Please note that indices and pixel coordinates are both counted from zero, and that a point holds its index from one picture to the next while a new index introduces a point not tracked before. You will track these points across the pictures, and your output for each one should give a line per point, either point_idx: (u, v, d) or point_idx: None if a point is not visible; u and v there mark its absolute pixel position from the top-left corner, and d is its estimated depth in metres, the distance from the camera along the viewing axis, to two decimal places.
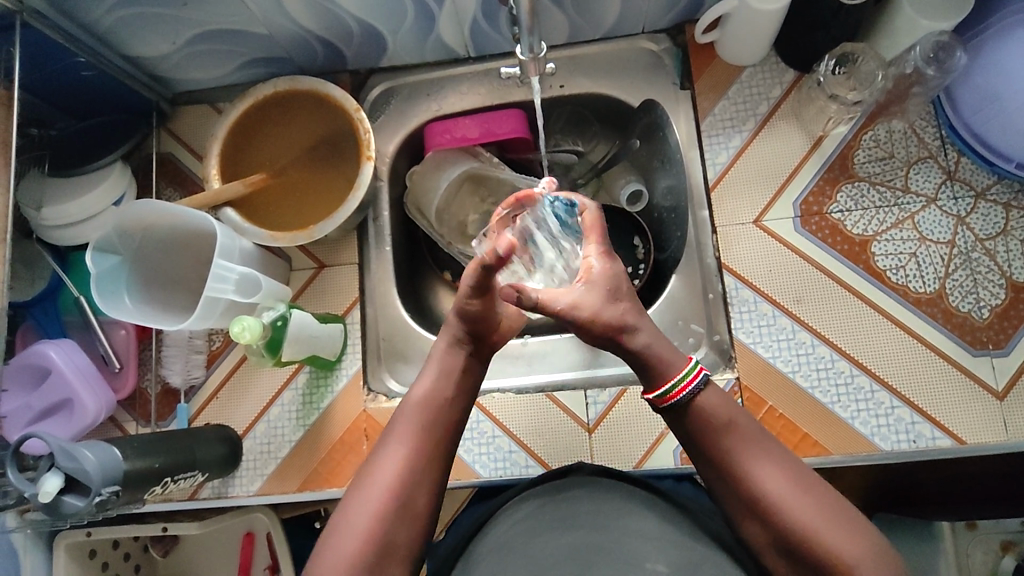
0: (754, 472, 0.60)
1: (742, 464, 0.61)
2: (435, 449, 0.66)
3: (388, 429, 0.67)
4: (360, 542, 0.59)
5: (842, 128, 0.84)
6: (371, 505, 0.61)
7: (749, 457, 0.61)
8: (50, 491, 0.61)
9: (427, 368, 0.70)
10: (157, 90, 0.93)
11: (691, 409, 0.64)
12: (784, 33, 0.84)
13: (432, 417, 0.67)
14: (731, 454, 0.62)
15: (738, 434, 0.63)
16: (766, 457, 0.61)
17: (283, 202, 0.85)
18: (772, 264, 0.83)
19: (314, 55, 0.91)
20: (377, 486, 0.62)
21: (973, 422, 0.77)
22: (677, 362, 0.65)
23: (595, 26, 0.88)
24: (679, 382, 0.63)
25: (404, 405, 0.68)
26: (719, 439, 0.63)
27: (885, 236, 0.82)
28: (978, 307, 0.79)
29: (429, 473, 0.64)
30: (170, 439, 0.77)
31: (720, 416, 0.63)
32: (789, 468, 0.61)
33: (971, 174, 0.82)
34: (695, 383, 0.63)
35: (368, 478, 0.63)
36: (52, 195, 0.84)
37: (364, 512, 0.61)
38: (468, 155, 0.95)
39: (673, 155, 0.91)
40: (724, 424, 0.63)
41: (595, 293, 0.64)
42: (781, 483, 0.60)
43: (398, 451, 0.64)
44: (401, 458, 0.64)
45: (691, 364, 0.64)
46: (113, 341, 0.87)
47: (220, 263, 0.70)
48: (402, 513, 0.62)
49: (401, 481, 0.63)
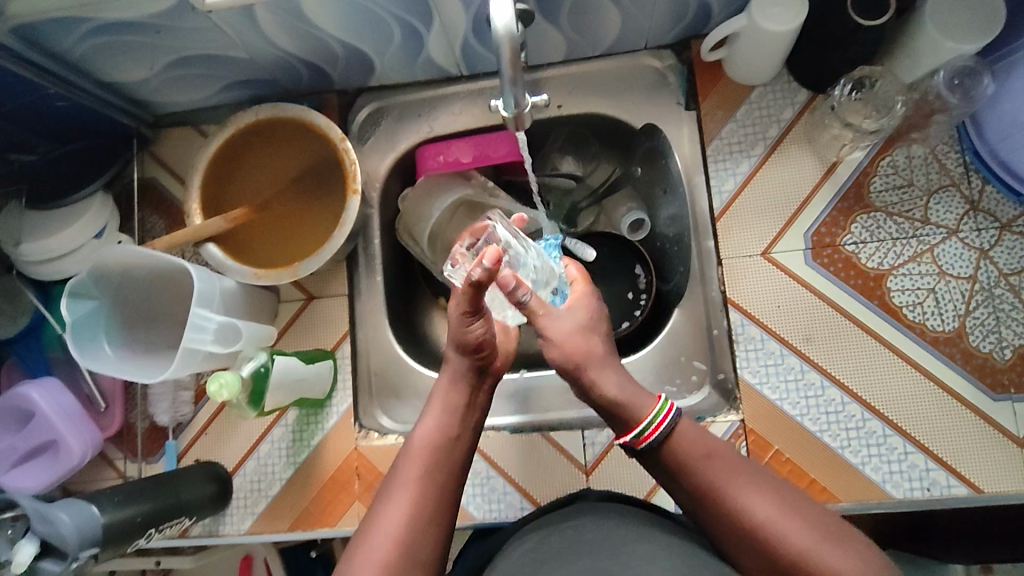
0: (741, 502, 0.56)
1: (725, 492, 0.57)
2: (443, 493, 0.62)
3: (393, 474, 0.63)
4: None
5: (859, 154, 0.79)
6: (377, 559, 0.57)
7: (733, 487, 0.57)
8: (24, 560, 0.59)
9: (429, 407, 0.66)
10: (138, 115, 0.90)
11: (664, 446, 0.60)
12: (797, 52, 0.78)
13: (437, 459, 0.63)
14: (714, 486, 0.57)
15: (715, 466, 0.58)
16: (751, 484, 0.57)
17: (268, 237, 0.81)
18: (781, 299, 0.79)
19: (299, 76, 0.86)
20: (384, 539, 0.58)
21: (991, 470, 0.73)
22: (643, 403, 0.61)
23: (594, 43, 0.83)
24: (653, 421, 0.60)
25: (407, 448, 0.64)
26: (697, 469, 0.58)
27: (902, 270, 0.77)
28: (1000, 347, 0.75)
29: (438, 520, 0.61)
30: (154, 484, 0.75)
31: (694, 447, 0.59)
32: (776, 494, 0.57)
33: (996, 204, 0.77)
34: (667, 421, 0.60)
35: (370, 526, 0.60)
36: (29, 230, 0.81)
37: (368, 565, 0.57)
38: (461, 178, 0.91)
39: (676, 182, 0.86)
40: (701, 456, 0.59)
41: (576, 319, 0.65)
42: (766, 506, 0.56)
43: (405, 500, 0.60)
44: (408, 501, 0.60)
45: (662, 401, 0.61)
46: (99, 379, 0.85)
47: (197, 312, 0.67)
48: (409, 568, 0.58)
49: (409, 532, 0.59)
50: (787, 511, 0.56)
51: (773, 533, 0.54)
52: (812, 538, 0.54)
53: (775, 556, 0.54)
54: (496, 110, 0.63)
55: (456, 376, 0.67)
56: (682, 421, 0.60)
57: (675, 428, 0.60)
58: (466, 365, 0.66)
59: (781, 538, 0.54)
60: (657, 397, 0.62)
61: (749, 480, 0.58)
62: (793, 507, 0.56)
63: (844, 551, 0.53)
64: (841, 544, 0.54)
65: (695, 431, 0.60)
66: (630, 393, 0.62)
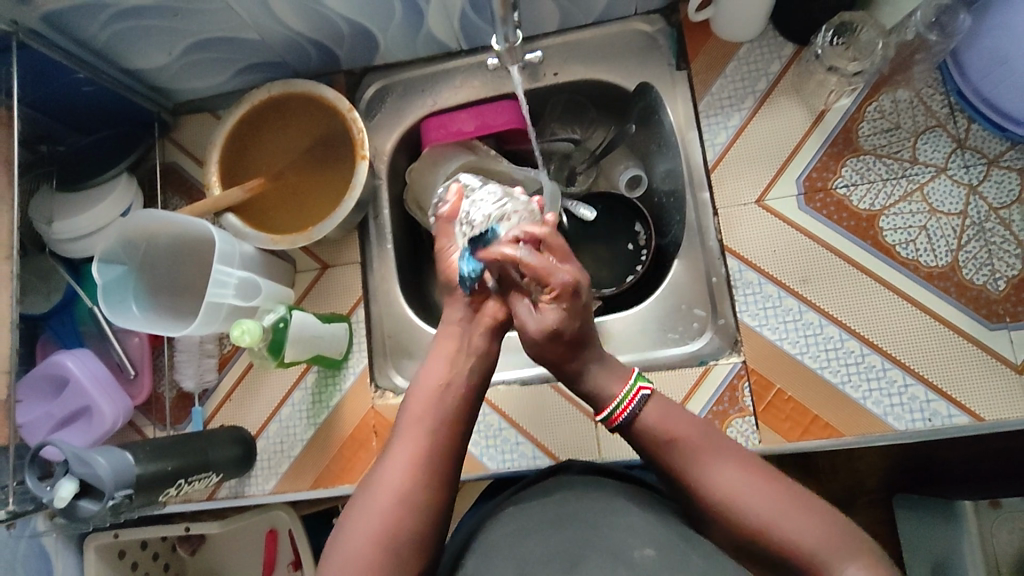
0: (706, 480, 0.60)
1: (695, 471, 0.60)
2: (440, 440, 0.63)
3: (396, 429, 0.65)
4: (371, 545, 0.57)
5: (845, 100, 0.82)
6: (381, 505, 0.59)
7: (700, 468, 0.60)
8: (65, 495, 0.64)
9: (429, 361, 0.68)
10: (159, 101, 0.95)
11: (636, 426, 0.64)
12: (781, 6, 0.82)
13: (436, 408, 0.64)
14: (684, 468, 0.61)
15: (683, 444, 0.62)
16: (715, 461, 0.60)
17: (282, 206, 0.86)
18: (777, 245, 0.81)
19: (308, 57, 0.91)
20: (388, 484, 0.60)
21: (992, 398, 0.74)
22: (611, 387, 0.66)
23: (586, 11, 0.87)
24: (620, 402, 0.64)
25: (409, 398, 0.66)
26: (666, 453, 0.62)
27: (893, 210, 0.79)
28: (994, 279, 0.76)
29: (440, 465, 0.62)
30: (183, 441, 0.78)
31: (661, 432, 0.63)
32: (739, 467, 0.60)
33: (982, 141, 0.79)
34: (635, 404, 0.64)
35: (375, 478, 0.61)
36: (61, 210, 0.86)
37: (373, 510, 0.59)
38: (465, 148, 0.94)
39: (669, 137, 0.90)
40: (666, 441, 0.62)
41: (544, 329, 0.63)
42: (731, 480, 0.59)
43: (407, 449, 0.62)
44: (409, 452, 0.62)
45: (630, 384, 0.65)
46: (128, 348, 0.89)
47: (219, 268, 0.72)
48: (413, 512, 0.59)
49: (410, 476, 0.60)
50: (753, 486, 0.58)
51: (734, 508, 0.58)
52: (771, 510, 0.57)
53: (740, 529, 0.57)
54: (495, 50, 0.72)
55: (454, 326, 0.70)
56: (647, 403, 0.64)
57: (648, 404, 0.64)
58: (461, 307, 0.70)
59: (743, 511, 0.57)
60: (627, 379, 0.66)
61: (715, 457, 0.61)
62: (754, 476, 0.59)
63: (801, 517, 0.56)
64: (805, 514, 0.56)
65: (664, 413, 0.63)
66: (601, 377, 0.66)
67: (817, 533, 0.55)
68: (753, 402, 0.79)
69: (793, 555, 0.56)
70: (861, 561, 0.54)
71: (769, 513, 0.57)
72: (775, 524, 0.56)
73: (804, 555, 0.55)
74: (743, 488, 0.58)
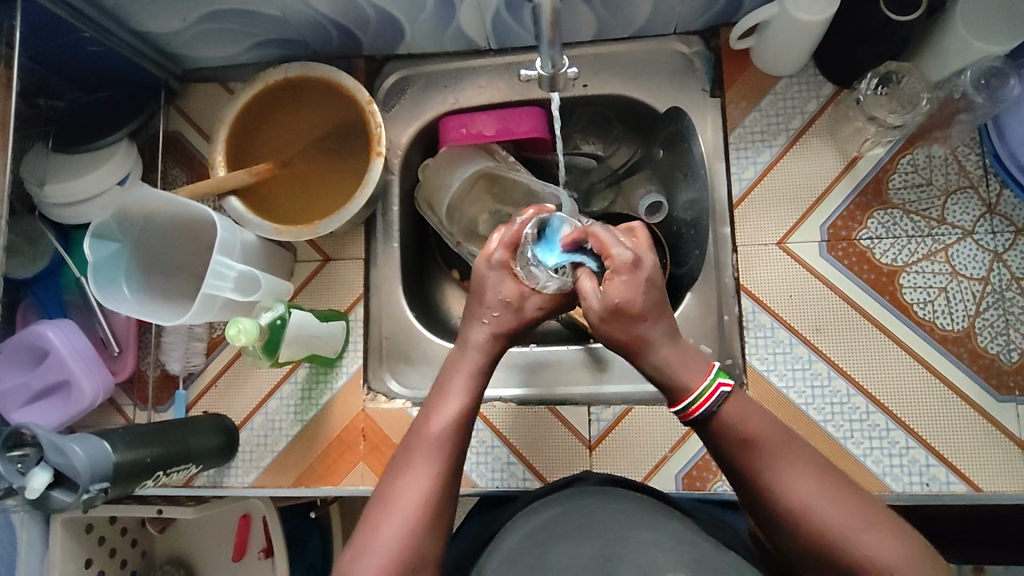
0: (781, 485, 0.53)
1: (771, 470, 0.54)
2: (457, 465, 0.58)
3: (408, 443, 0.59)
4: (392, 559, 0.52)
5: (879, 150, 0.80)
6: (394, 530, 0.54)
7: (775, 465, 0.54)
8: (37, 486, 0.62)
9: (450, 377, 0.63)
10: (167, 67, 0.91)
11: (717, 421, 0.56)
12: (826, 45, 0.79)
13: (457, 431, 0.59)
14: (758, 466, 0.54)
15: (760, 439, 0.55)
16: (793, 461, 0.54)
17: (288, 194, 0.83)
18: (793, 290, 0.79)
19: (329, 38, 0.87)
20: (404, 509, 0.55)
21: (991, 469, 0.73)
22: (690, 377, 0.58)
23: (625, 25, 0.84)
24: (698, 397, 0.57)
25: (425, 415, 0.60)
26: (744, 445, 0.55)
27: (915, 268, 0.77)
28: (1008, 350, 0.75)
29: (455, 487, 0.58)
30: (164, 429, 0.75)
31: (738, 424, 0.56)
32: (817, 473, 0.53)
33: (1012, 208, 0.77)
34: (713, 400, 0.57)
35: (390, 489, 0.56)
36: (55, 172, 0.82)
37: (395, 524, 0.54)
38: (484, 152, 0.91)
39: (697, 168, 0.85)
40: (744, 438, 0.55)
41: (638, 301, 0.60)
42: (807, 481, 0.53)
43: (425, 470, 0.57)
44: (427, 475, 0.56)
45: (709, 379, 0.57)
46: (114, 324, 0.86)
47: (220, 260, 0.69)
48: (428, 540, 0.54)
49: (426, 503, 0.55)
50: (828, 490, 0.52)
51: (810, 515, 0.51)
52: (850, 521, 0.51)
53: (815, 538, 0.51)
54: (530, 75, 0.67)
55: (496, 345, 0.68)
56: (726, 400, 0.57)
57: (727, 400, 0.57)
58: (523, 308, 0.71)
59: (822, 519, 0.51)
60: (706, 370, 0.58)
61: (793, 453, 0.54)
62: (835, 483, 0.53)
63: (877, 535, 0.50)
64: (881, 532, 0.50)
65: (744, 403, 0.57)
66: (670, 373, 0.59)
67: (897, 555, 0.49)
68: None
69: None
70: None
71: (847, 523, 0.51)
72: (849, 540, 0.50)
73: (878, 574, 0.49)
74: (821, 492, 0.52)
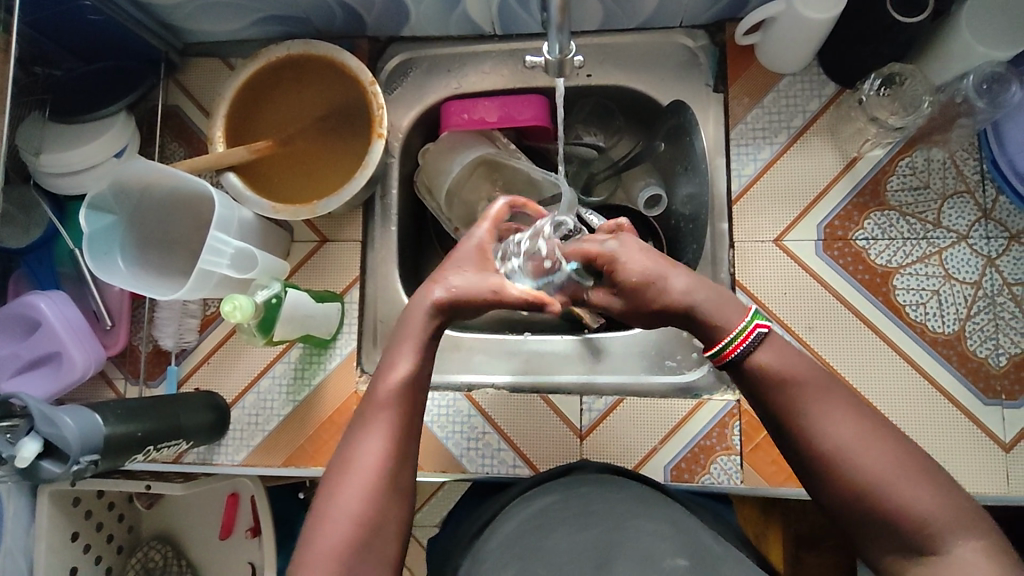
0: (820, 430, 0.51)
1: (810, 415, 0.52)
2: (408, 429, 0.56)
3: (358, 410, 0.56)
4: (355, 523, 0.51)
5: (879, 151, 0.80)
6: (350, 503, 0.52)
7: (814, 410, 0.52)
8: (27, 455, 0.61)
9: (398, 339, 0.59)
10: (168, 40, 0.89)
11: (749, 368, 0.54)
12: (830, 44, 0.79)
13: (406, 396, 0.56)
14: (795, 409, 0.53)
15: (799, 383, 0.53)
16: (833, 405, 0.52)
17: (286, 173, 0.83)
18: (788, 287, 0.80)
19: (333, 17, 0.86)
20: (358, 482, 0.53)
21: (975, 471, 0.74)
22: (728, 317, 0.55)
23: (631, 15, 0.84)
24: (732, 340, 0.54)
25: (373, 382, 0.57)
26: (782, 390, 0.53)
27: (909, 269, 0.78)
28: (996, 354, 0.76)
29: (409, 450, 0.56)
30: (155, 404, 0.75)
31: (777, 368, 0.54)
32: (858, 418, 0.52)
33: (1007, 214, 0.78)
34: (752, 339, 0.54)
35: (343, 462, 0.54)
36: (51, 142, 0.81)
37: (348, 498, 0.52)
38: (485, 139, 0.91)
39: (698, 162, 0.87)
40: (781, 383, 0.53)
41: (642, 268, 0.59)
42: (847, 425, 0.51)
43: (376, 440, 0.54)
44: (378, 445, 0.54)
45: (746, 320, 0.55)
46: (107, 297, 0.85)
47: (217, 236, 0.69)
48: (388, 508, 0.53)
49: (381, 473, 0.53)
50: (868, 436, 0.51)
51: (848, 460, 0.50)
52: (890, 469, 0.49)
53: (852, 484, 0.50)
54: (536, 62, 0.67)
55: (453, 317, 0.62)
56: (764, 343, 0.54)
57: (767, 339, 0.54)
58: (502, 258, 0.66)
59: (860, 465, 0.50)
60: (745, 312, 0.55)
61: (836, 398, 0.52)
62: (875, 430, 0.51)
63: (915, 482, 0.49)
64: (921, 480, 0.49)
65: (782, 348, 0.54)
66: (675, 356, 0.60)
67: (935, 503, 0.48)
68: (740, 441, 0.78)
69: (911, 523, 0.48)
70: (977, 539, 0.47)
71: (887, 469, 0.49)
72: (886, 486, 0.49)
73: (915, 522, 0.48)
74: (863, 437, 0.50)
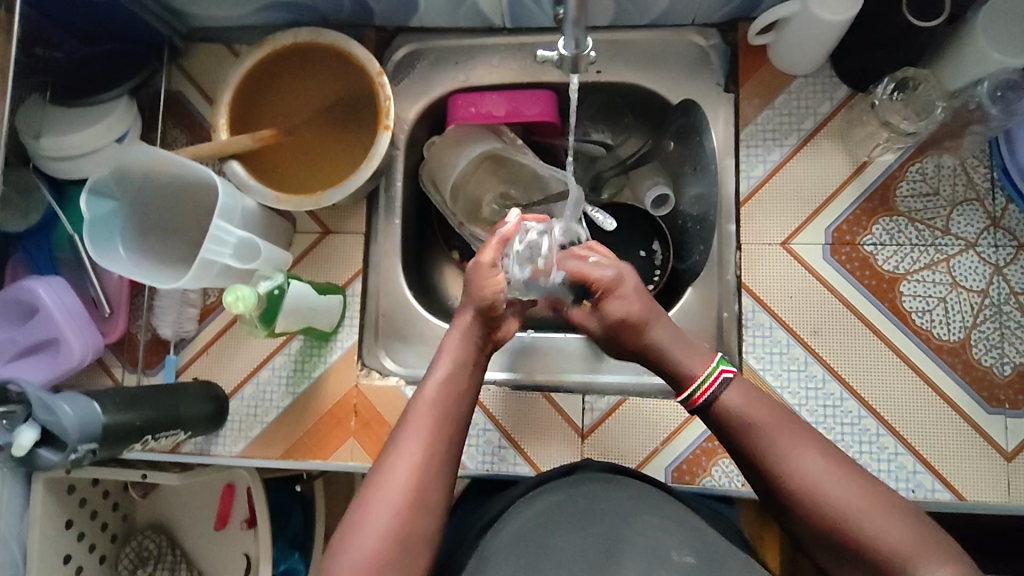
0: (789, 469, 0.58)
1: (781, 456, 0.58)
2: (447, 441, 0.61)
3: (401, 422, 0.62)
4: (390, 529, 0.56)
5: (889, 156, 0.80)
6: (387, 506, 0.56)
7: (783, 451, 0.59)
8: (24, 443, 0.61)
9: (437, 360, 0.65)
10: (172, 24, 0.88)
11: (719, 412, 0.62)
12: (844, 46, 0.78)
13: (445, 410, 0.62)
14: (763, 452, 0.59)
15: (765, 430, 0.60)
16: (801, 445, 0.59)
17: (290, 162, 0.82)
18: (794, 291, 0.79)
19: (340, 5, 0.85)
20: (394, 486, 0.57)
21: (976, 480, 0.74)
22: (694, 366, 0.65)
23: (643, 12, 0.83)
24: (700, 385, 0.63)
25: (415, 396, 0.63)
26: (751, 434, 0.60)
27: (916, 276, 0.78)
28: (1001, 363, 0.76)
29: (445, 464, 0.60)
30: (153, 393, 0.74)
31: (746, 415, 0.61)
32: (822, 456, 0.58)
33: (1016, 223, 0.77)
34: (717, 385, 0.63)
35: (382, 467, 0.59)
36: (52, 125, 0.80)
37: (385, 504, 0.56)
38: (491, 132, 0.89)
39: (707, 162, 0.87)
40: (747, 427, 0.60)
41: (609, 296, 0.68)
42: (816, 465, 0.57)
43: (415, 446, 0.59)
44: (418, 450, 0.59)
45: (711, 368, 0.64)
46: (105, 284, 0.84)
47: (219, 225, 0.68)
48: (422, 510, 0.57)
49: (417, 477, 0.58)
50: (834, 474, 0.57)
51: (817, 497, 0.56)
52: (857, 504, 0.55)
53: (823, 520, 0.56)
54: (549, 56, 0.66)
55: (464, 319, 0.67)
56: (729, 386, 0.63)
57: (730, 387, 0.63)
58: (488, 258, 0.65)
59: (829, 502, 0.56)
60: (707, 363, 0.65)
61: (803, 439, 0.59)
62: (843, 469, 0.57)
63: (882, 517, 0.54)
64: (887, 514, 0.55)
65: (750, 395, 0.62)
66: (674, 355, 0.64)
67: (900, 535, 0.54)
68: None
69: (880, 555, 0.54)
70: (946, 564, 0.52)
71: (855, 506, 0.55)
72: (853, 522, 0.55)
73: (884, 554, 0.53)
74: (831, 477, 0.57)
